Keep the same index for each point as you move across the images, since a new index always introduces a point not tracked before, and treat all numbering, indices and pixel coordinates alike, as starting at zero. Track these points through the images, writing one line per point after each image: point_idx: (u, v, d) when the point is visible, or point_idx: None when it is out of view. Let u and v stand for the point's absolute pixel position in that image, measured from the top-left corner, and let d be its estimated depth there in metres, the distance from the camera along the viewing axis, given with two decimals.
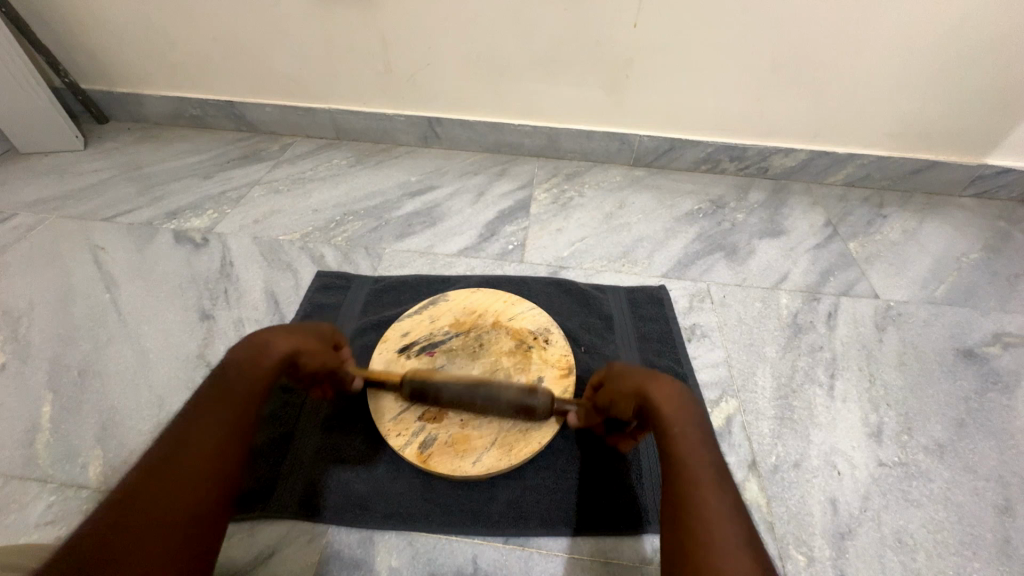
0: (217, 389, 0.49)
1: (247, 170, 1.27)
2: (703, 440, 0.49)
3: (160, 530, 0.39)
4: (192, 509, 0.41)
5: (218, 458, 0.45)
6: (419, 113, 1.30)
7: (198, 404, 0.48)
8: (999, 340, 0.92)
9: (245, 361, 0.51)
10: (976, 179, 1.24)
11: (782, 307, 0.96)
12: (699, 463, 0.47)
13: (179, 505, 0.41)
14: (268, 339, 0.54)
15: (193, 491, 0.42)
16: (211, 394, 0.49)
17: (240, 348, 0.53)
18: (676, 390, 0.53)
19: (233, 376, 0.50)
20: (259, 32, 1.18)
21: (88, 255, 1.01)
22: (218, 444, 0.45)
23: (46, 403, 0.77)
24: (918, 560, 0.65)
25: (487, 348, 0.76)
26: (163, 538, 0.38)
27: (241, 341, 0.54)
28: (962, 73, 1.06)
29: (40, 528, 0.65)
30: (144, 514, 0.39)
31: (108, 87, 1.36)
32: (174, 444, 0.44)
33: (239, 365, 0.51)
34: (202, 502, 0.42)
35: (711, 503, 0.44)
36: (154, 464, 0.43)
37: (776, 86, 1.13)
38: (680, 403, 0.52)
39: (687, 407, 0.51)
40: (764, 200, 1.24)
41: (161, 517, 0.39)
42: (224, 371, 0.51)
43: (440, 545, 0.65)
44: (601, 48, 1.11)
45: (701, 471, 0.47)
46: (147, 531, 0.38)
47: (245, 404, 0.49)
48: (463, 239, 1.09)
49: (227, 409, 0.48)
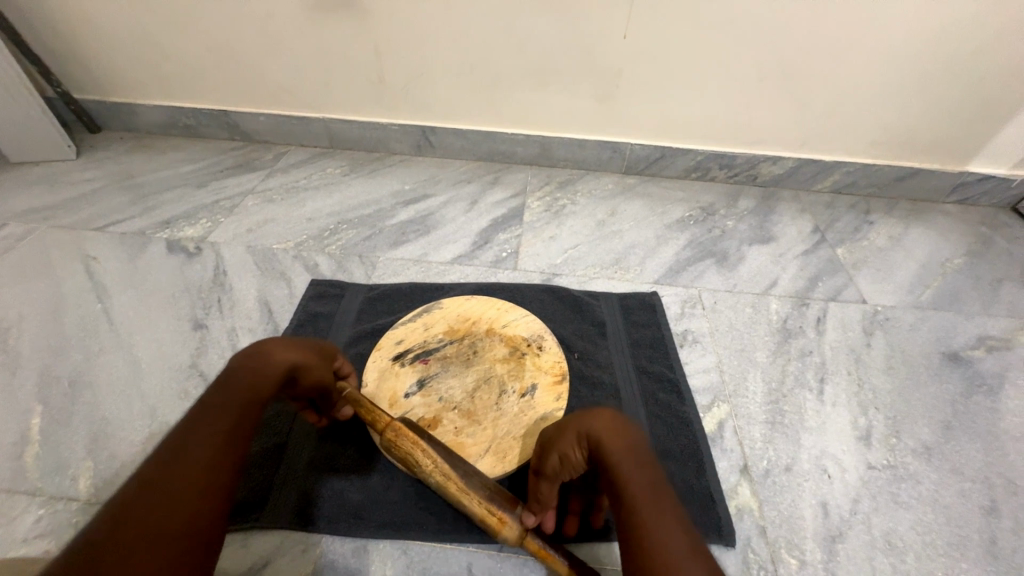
0: (218, 399, 0.50)
1: (240, 179, 1.27)
2: (641, 464, 0.50)
3: (161, 540, 0.39)
4: (191, 520, 0.41)
5: (217, 468, 0.45)
6: (412, 122, 1.31)
7: (196, 412, 0.48)
8: (983, 343, 0.94)
9: (247, 373, 0.53)
10: (958, 187, 1.27)
11: (772, 313, 0.98)
12: (638, 490, 0.48)
13: (179, 516, 0.40)
14: (271, 351, 0.57)
15: (193, 501, 0.42)
16: (211, 403, 0.49)
17: (242, 361, 0.54)
18: (610, 417, 0.54)
19: (234, 388, 0.51)
20: (253, 42, 1.19)
21: (79, 265, 1.00)
22: (217, 454, 0.45)
23: (36, 415, 0.77)
24: (908, 562, 0.66)
25: (481, 355, 0.77)
26: (162, 549, 0.38)
27: (243, 352, 0.55)
28: (942, 83, 1.09)
29: (29, 542, 0.64)
30: (143, 524, 0.39)
31: (100, 96, 1.36)
32: (171, 452, 0.44)
33: (242, 378, 0.52)
34: (202, 514, 0.42)
35: (656, 530, 0.45)
36: (151, 473, 0.42)
37: (763, 96, 1.16)
38: (615, 431, 0.52)
39: (623, 434, 0.52)
40: (754, 207, 1.26)
41: (162, 527, 0.39)
42: (225, 382, 0.51)
43: (434, 553, 0.65)
44: (592, 59, 1.13)
45: (643, 498, 0.47)
46: (149, 541, 0.38)
47: (245, 416, 0.49)
48: (457, 247, 1.10)
49: (227, 420, 0.48)
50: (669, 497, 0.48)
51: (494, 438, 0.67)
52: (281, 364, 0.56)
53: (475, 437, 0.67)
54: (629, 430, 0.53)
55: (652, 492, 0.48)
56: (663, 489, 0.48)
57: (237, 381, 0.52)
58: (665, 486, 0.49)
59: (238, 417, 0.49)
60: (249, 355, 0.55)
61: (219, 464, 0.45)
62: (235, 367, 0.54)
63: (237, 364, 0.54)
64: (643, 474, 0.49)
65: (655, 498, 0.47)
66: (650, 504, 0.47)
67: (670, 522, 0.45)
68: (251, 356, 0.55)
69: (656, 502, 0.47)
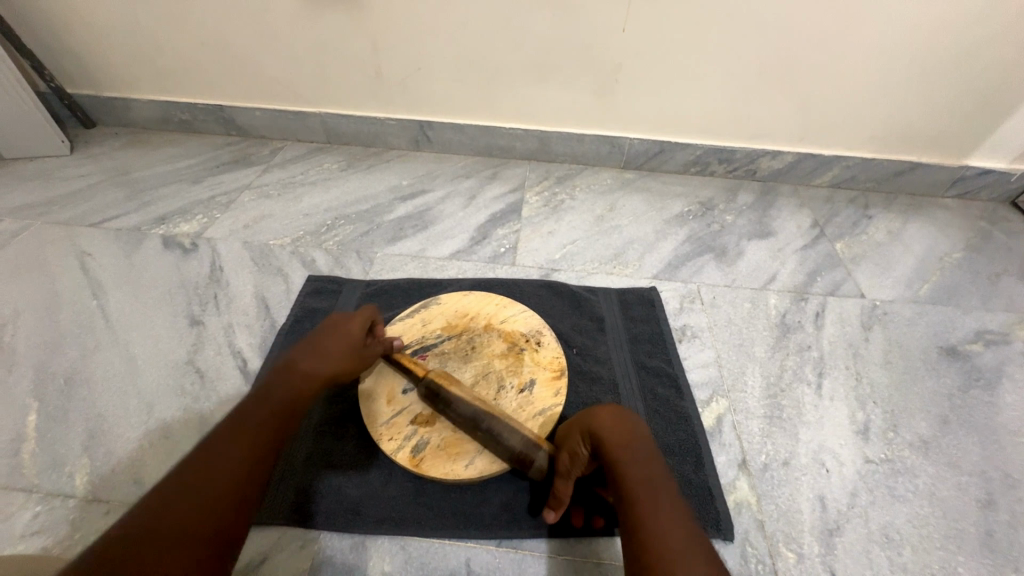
0: (255, 410, 0.54)
1: (236, 174, 1.26)
2: (641, 458, 0.53)
3: (192, 540, 0.42)
4: (220, 524, 0.45)
5: (249, 477, 0.49)
6: (410, 117, 1.30)
7: (232, 422, 0.53)
8: (981, 337, 0.94)
9: (282, 387, 0.57)
10: (957, 181, 1.27)
11: (771, 307, 0.98)
12: (638, 483, 0.50)
13: (210, 519, 0.44)
14: (309, 364, 0.60)
15: (224, 506, 0.46)
16: (248, 414, 0.53)
17: (282, 372, 0.59)
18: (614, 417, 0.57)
19: (273, 401, 0.55)
20: (248, 35, 1.17)
21: (74, 261, 1.00)
22: (250, 463, 0.50)
23: (32, 412, 0.76)
24: (905, 555, 0.66)
25: (479, 351, 0.77)
26: (188, 548, 0.41)
27: (281, 365, 0.60)
28: (941, 78, 1.08)
29: (26, 539, 0.64)
30: (177, 522, 0.43)
31: (95, 91, 1.34)
32: (209, 456, 0.48)
33: (280, 394, 0.56)
34: (229, 519, 0.45)
35: (653, 520, 0.47)
36: (188, 473, 0.46)
37: (762, 92, 1.15)
38: (618, 426, 0.56)
39: (627, 430, 0.55)
40: (753, 201, 1.25)
41: (195, 527, 0.43)
42: (260, 396, 0.56)
43: (432, 549, 0.65)
44: (590, 53, 1.13)
45: (642, 490, 0.50)
46: (177, 539, 0.42)
47: (278, 429, 0.54)
48: (455, 243, 1.10)
49: (263, 431, 0.53)
50: (669, 491, 0.50)
51: None
52: (317, 376, 0.60)
53: None
54: (632, 426, 0.56)
55: (651, 486, 0.50)
56: (664, 484, 0.51)
57: (273, 395, 0.56)
58: (665, 480, 0.51)
59: (272, 429, 0.53)
60: (284, 370, 0.59)
61: (251, 473, 0.49)
62: (270, 382, 0.58)
63: (275, 377, 0.58)
64: (644, 467, 0.52)
65: (655, 490, 0.50)
66: (649, 497, 0.49)
67: (669, 514, 0.48)
68: (286, 369, 0.59)
69: (654, 494, 0.49)
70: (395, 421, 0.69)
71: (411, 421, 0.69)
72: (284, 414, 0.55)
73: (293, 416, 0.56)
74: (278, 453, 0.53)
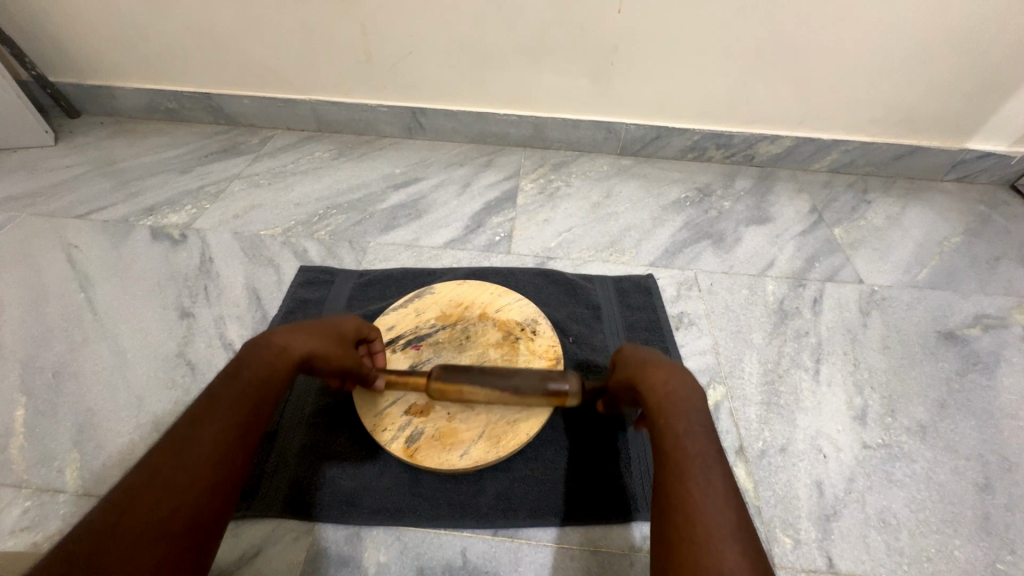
0: (225, 392, 0.50)
1: (225, 164, 1.24)
2: (698, 431, 0.51)
3: (157, 539, 0.40)
4: (191, 519, 0.43)
5: (220, 467, 0.46)
6: (402, 103, 1.28)
7: (200, 408, 0.49)
8: (980, 322, 0.94)
9: (259, 365, 0.53)
10: (957, 164, 1.25)
11: (768, 294, 0.97)
12: (689, 458, 0.49)
13: (179, 515, 0.42)
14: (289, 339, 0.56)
15: (193, 501, 0.43)
16: (218, 395, 0.50)
17: (261, 345, 0.55)
18: (668, 378, 0.56)
19: (245, 380, 0.52)
20: (231, 19, 1.14)
21: (60, 254, 0.98)
22: (222, 454, 0.47)
23: (19, 407, 0.75)
24: (901, 539, 0.66)
25: (474, 339, 0.75)
26: (155, 546, 0.40)
27: (259, 339, 0.55)
28: (942, 58, 1.06)
29: (16, 534, 0.63)
30: (142, 521, 0.40)
31: (78, 80, 1.31)
32: (175, 446, 0.46)
33: (255, 375, 0.52)
34: (197, 516, 0.43)
35: (699, 490, 0.46)
36: (156, 467, 0.44)
37: (761, 74, 1.13)
38: (675, 389, 0.54)
39: (683, 398, 0.53)
40: (751, 187, 1.24)
41: (161, 524, 0.41)
42: (234, 375, 0.52)
43: (428, 539, 0.65)
44: (585, 34, 1.10)
45: (695, 463, 0.48)
46: (141, 539, 0.39)
47: (250, 412, 0.50)
48: (449, 231, 1.08)
49: (235, 415, 0.49)
50: (722, 470, 0.48)
51: (489, 421, 0.67)
52: (291, 355, 0.56)
53: (469, 422, 0.67)
54: (689, 391, 0.54)
55: (703, 461, 0.48)
56: (717, 463, 0.49)
57: (248, 375, 0.52)
58: (719, 460, 0.49)
59: (247, 414, 0.50)
60: (264, 345, 0.55)
61: (223, 464, 0.46)
62: (247, 359, 0.53)
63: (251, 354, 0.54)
64: (698, 441, 0.50)
65: (706, 467, 0.48)
66: (698, 473, 0.47)
67: (717, 494, 0.46)
68: (264, 345, 0.55)
69: (706, 472, 0.48)
70: (390, 411, 0.68)
71: (406, 411, 0.68)
72: (259, 396, 0.52)
73: (269, 399, 0.53)
74: (253, 438, 0.50)
